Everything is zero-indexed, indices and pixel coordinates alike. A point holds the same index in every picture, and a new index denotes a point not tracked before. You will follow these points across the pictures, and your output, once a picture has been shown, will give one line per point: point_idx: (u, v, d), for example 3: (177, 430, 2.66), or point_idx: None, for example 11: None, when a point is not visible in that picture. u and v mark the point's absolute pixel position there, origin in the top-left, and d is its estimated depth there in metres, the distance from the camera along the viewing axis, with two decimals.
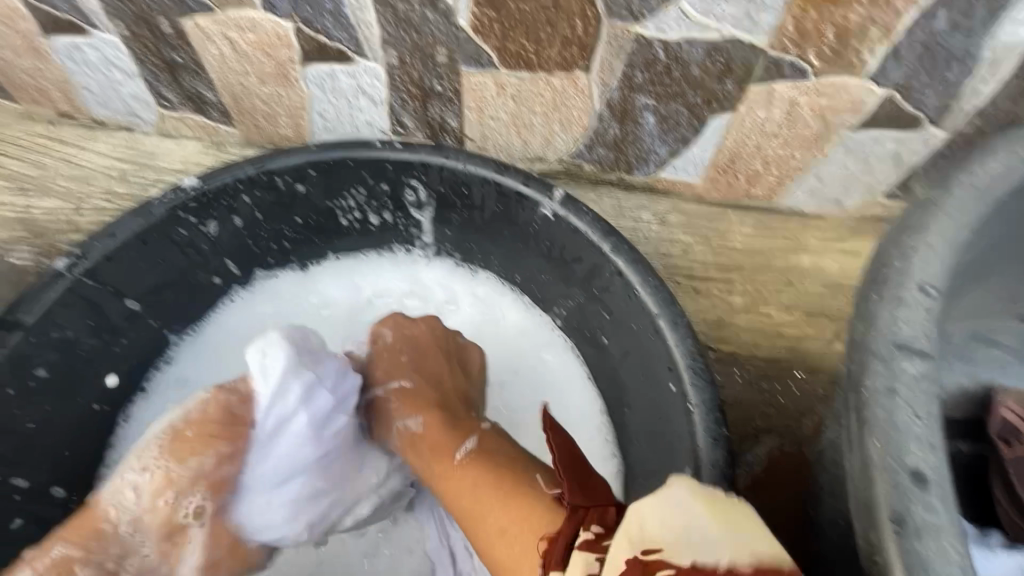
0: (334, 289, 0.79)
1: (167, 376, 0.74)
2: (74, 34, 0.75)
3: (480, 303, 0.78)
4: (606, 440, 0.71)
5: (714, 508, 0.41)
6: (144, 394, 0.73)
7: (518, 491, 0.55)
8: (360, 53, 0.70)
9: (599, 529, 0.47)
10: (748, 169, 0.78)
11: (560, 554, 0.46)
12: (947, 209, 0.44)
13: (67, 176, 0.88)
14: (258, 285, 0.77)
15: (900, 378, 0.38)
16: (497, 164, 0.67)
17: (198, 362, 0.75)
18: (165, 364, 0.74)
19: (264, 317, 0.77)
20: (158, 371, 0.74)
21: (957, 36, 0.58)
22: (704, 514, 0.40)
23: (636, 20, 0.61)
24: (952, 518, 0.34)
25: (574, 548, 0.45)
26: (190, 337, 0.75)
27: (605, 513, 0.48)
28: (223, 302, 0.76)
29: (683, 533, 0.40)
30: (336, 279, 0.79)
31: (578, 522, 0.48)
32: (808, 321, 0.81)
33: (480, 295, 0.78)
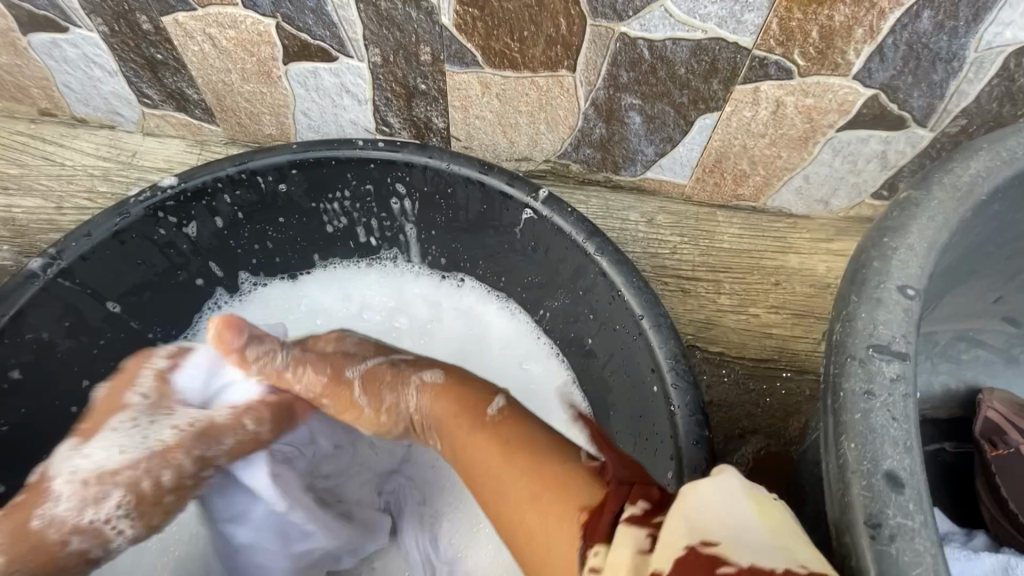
0: (322, 295, 0.79)
1: None
2: (53, 31, 0.74)
3: (468, 304, 0.78)
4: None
5: (766, 512, 0.36)
6: None
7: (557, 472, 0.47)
8: (343, 51, 0.70)
9: (648, 504, 0.40)
10: (735, 169, 0.77)
11: (605, 527, 0.40)
12: (928, 210, 0.43)
13: (48, 175, 0.87)
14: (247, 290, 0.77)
15: (877, 380, 0.37)
16: (481, 164, 0.66)
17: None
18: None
19: (254, 322, 0.77)
20: None
21: (941, 36, 0.58)
22: (751, 512, 0.36)
23: (620, 19, 0.61)
24: (927, 522, 0.34)
25: (620, 522, 0.39)
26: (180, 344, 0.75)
27: (650, 487, 0.41)
28: (208, 306, 0.76)
29: (732, 525, 0.35)
30: (323, 285, 0.79)
31: (624, 496, 0.42)
32: (796, 322, 0.81)
33: (467, 296, 0.78)
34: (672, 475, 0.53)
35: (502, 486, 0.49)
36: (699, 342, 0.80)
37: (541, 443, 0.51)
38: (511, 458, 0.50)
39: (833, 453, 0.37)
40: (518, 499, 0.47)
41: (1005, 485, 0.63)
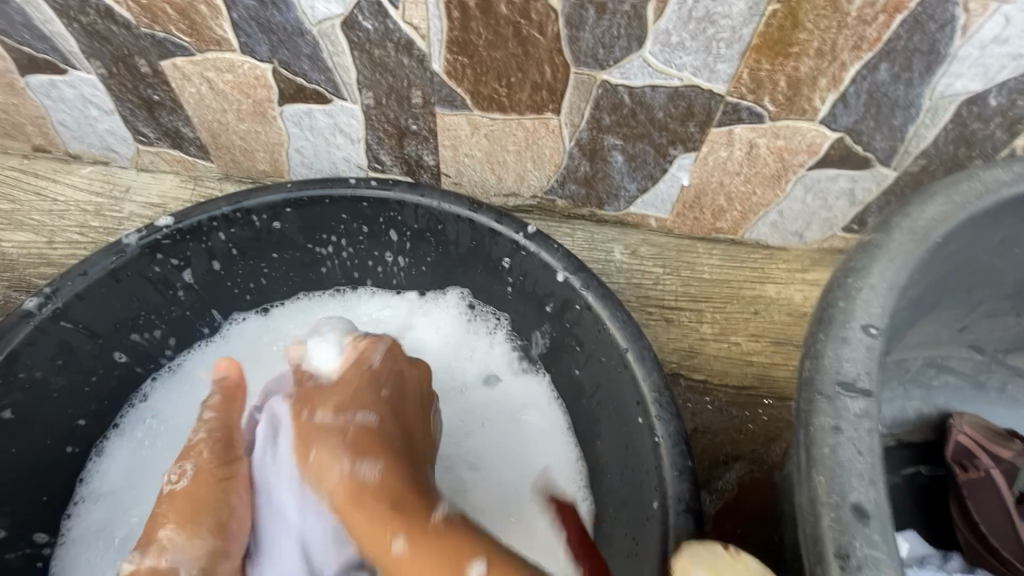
0: (292, 335, 0.78)
1: (141, 412, 0.73)
2: (51, 73, 0.76)
3: (443, 336, 0.78)
4: (578, 485, 0.69)
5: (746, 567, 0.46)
6: (118, 430, 0.71)
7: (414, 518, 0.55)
8: (338, 94, 0.72)
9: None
10: (714, 205, 0.81)
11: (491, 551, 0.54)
12: (889, 253, 0.47)
13: (41, 210, 0.87)
14: (226, 330, 0.77)
15: (844, 416, 0.40)
16: (470, 202, 0.69)
17: (173, 401, 0.73)
18: (137, 402, 0.73)
19: (235, 359, 0.76)
20: (132, 407, 0.72)
21: (898, 86, 0.62)
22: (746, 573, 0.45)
23: (601, 68, 0.65)
24: (892, 552, 0.36)
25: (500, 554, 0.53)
26: (165, 375, 0.74)
27: None
28: (197, 346, 0.76)
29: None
30: (298, 321, 0.79)
31: None
32: (776, 350, 0.83)
33: (444, 327, 0.79)
34: (657, 505, 0.55)
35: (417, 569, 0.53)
36: (682, 369, 0.82)
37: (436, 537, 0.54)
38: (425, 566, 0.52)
39: (806, 486, 0.39)
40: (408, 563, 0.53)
41: (976, 509, 0.65)
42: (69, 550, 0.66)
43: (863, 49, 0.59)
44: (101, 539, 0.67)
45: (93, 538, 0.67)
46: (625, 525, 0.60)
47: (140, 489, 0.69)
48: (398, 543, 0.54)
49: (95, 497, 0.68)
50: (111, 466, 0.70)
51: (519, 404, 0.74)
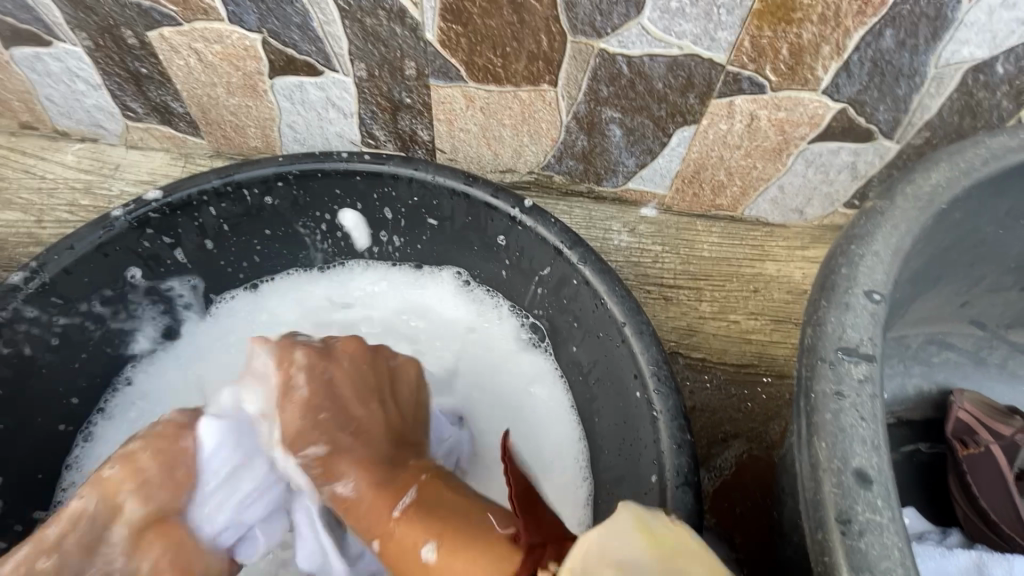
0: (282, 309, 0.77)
1: (127, 396, 0.71)
2: (35, 45, 0.74)
3: (434, 307, 0.77)
4: (579, 464, 0.67)
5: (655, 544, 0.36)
6: (104, 415, 0.70)
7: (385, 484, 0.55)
8: (329, 66, 0.71)
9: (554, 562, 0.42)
10: (713, 180, 0.80)
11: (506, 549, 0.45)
12: (892, 219, 0.46)
13: (29, 188, 0.86)
14: (213, 310, 0.76)
15: (846, 381, 0.39)
16: (465, 175, 0.67)
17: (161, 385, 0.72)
18: (123, 386, 0.72)
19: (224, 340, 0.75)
20: (118, 391, 0.71)
21: (903, 54, 0.61)
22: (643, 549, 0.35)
23: (599, 36, 0.63)
24: (895, 517, 0.35)
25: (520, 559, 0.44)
26: (151, 360, 0.73)
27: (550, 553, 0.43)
28: (185, 329, 0.75)
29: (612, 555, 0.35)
30: (286, 300, 0.77)
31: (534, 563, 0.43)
32: (776, 327, 0.83)
33: (435, 301, 0.78)
34: (655, 479, 0.54)
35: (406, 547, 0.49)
36: (681, 348, 0.82)
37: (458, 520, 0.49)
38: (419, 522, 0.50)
39: (807, 452, 0.38)
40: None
41: (975, 484, 0.65)
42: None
43: (867, 15, 0.57)
44: None
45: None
46: (623, 500, 0.59)
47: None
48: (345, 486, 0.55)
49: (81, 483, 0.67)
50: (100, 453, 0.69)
51: (518, 379, 0.73)
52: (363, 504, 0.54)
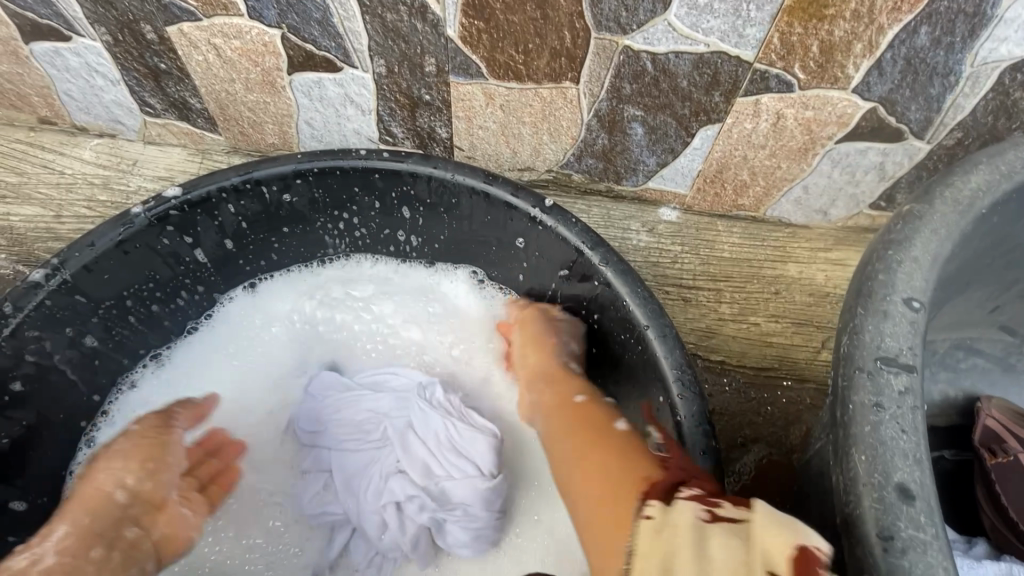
0: (284, 311, 0.77)
1: (130, 400, 0.71)
2: (55, 40, 0.74)
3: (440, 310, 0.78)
4: None
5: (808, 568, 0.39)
6: (105, 418, 0.70)
7: (623, 453, 0.52)
8: (348, 62, 0.70)
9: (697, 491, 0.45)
10: (736, 180, 0.78)
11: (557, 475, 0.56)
12: (930, 224, 0.44)
13: (48, 183, 0.86)
14: (214, 314, 0.76)
15: (886, 392, 0.38)
16: (486, 174, 0.66)
17: (161, 391, 0.73)
18: (126, 388, 0.72)
19: (228, 345, 0.75)
20: (121, 394, 0.71)
21: (938, 52, 0.59)
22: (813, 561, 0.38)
23: (624, 33, 0.62)
24: (938, 534, 0.34)
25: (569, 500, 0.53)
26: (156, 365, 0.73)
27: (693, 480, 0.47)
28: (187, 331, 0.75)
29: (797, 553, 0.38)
30: (292, 301, 0.77)
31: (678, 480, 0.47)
32: (796, 330, 0.81)
33: (445, 303, 0.78)
34: None
35: (588, 475, 0.52)
36: (700, 350, 0.80)
37: (636, 449, 0.52)
38: (598, 457, 0.52)
39: (844, 465, 0.37)
40: (609, 458, 0.52)
41: (1004, 493, 0.63)
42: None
43: (903, 11, 0.56)
44: None
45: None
46: None
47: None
48: (580, 399, 0.62)
49: None
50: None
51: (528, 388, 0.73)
52: (580, 425, 0.58)
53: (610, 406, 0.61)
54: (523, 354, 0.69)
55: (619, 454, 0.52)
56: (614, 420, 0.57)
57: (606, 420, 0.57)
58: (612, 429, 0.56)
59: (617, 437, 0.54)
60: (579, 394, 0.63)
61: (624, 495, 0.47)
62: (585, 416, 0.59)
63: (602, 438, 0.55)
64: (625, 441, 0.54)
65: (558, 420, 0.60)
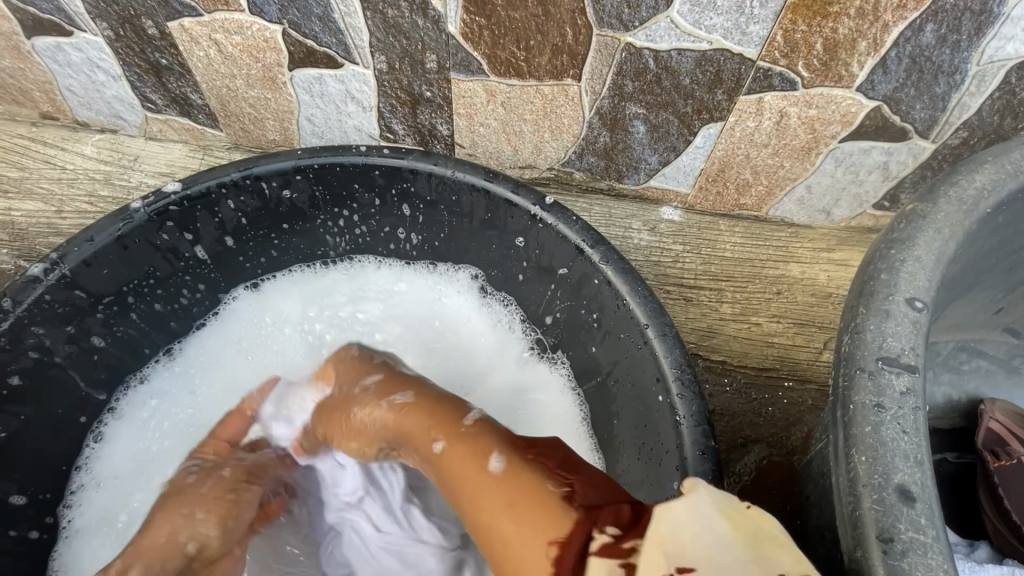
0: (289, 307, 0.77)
1: (141, 394, 0.72)
2: (56, 35, 0.74)
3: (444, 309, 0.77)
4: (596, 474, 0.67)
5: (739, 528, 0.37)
6: (115, 413, 0.71)
7: (515, 508, 0.43)
8: (349, 58, 0.70)
9: (616, 530, 0.39)
10: (739, 179, 0.78)
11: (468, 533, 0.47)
12: (935, 224, 0.44)
13: (50, 178, 0.86)
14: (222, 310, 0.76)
15: (887, 393, 0.37)
16: (486, 171, 0.66)
17: (170, 385, 0.73)
18: (137, 383, 0.72)
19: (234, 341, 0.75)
20: (132, 388, 0.72)
21: (944, 50, 0.58)
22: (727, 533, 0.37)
23: (626, 30, 0.61)
24: (939, 536, 0.33)
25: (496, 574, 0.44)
26: (166, 360, 0.74)
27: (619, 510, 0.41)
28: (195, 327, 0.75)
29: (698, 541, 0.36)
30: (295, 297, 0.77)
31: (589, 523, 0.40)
32: (798, 331, 0.81)
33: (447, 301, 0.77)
34: (678, 485, 0.53)
35: (492, 542, 0.43)
36: (701, 350, 0.80)
37: (527, 486, 0.43)
38: (492, 519, 0.43)
39: (844, 466, 0.37)
40: (500, 525, 0.43)
41: (1008, 497, 0.62)
42: (69, 543, 0.65)
43: (908, 9, 0.55)
44: (102, 531, 0.66)
45: (97, 524, 0.66)
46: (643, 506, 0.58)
47: (140, 474, 0.69)
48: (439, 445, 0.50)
49: (95, 481, 0.68)
50: (114, 449, 0.69)
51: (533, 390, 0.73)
52: (455, 481, 0.47)
53: (478, 430, 0.50)
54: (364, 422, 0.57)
55: (508, 513, 0.43)
56: (488, 452, 0.47)
57: (477, 459, 0.47)
58: (485, 475, 0.45)
59: (497, 485, 0.44)
60: (438, 440, 0.50)
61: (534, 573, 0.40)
62: (455, 464, 0.48)
63: (480, 489, 0.45)
64: (508, 482, 0.44)
65: (443, 480, 0.49)
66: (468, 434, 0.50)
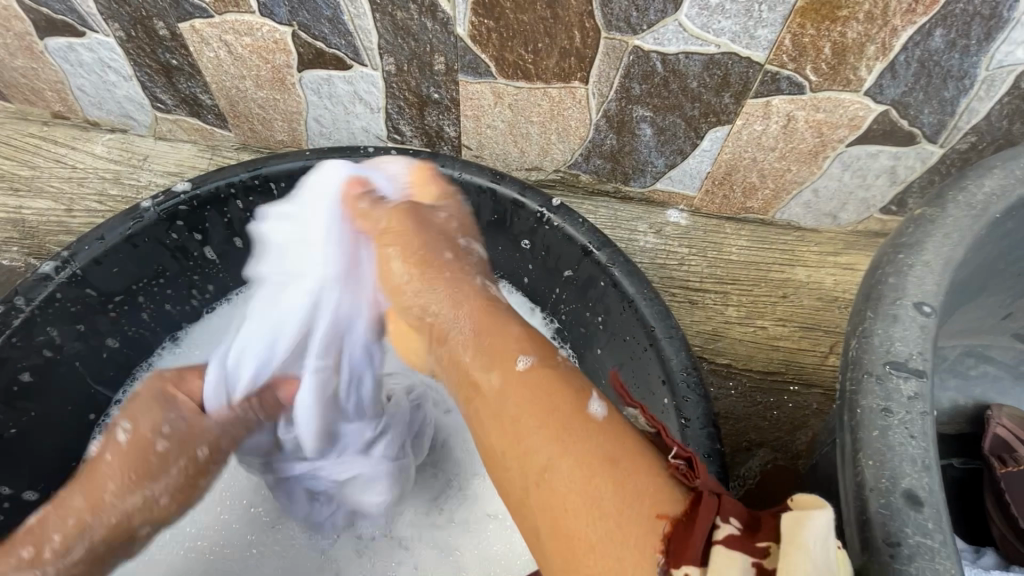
0: None
1: None
2: (69, 35, 0.75)
3: None
4: None
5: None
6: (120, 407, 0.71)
7: (618, 473, 0.42)
8: (358, 60, 0.70)
9: (740, 524, 0.38)
10: (745, 182, 0.78)
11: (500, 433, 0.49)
12: (943, 229, 0.44)
13: (60, 177, 0.87)
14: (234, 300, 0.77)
15: (894, 397, 0.37)
16: (493, 173, 0.66)
17: None
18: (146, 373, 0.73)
19: None
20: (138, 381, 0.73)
21: (953, 55, 0.58)
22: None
23: (634, 33, 0.61)
24: (946, 541, 0.33)
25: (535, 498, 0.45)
26: (174, 350, 0.75)
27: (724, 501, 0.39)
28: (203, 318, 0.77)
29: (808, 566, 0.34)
30: None
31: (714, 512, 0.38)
32: (804, 335, 0.80)
33: None
34: None
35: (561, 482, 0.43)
36: (706, 353, 0.80)
37: (629, 451, 0.43)
38: (592, 480, 0.42)
39: (851, 470, 0.37)
40: (591, 485, 0.42)
41: (1014, 503, 0.62)
42: None
43: (918, 13, 0.55)
44: None
45: None
46: None
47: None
48: (523, 362, 0.50)
49: None
50: None
51: None
52: (535, 414, 0.47)
53: (572, 371, 0.50)
54: (399, 232, 0.64)
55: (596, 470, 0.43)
56: (587, 395, 0.48)
57: (574, 403, 0.47)
58: (588, 419, 0.45)
59: (586, 442, 0.44)
60: (522, 358, 0.51)
61: (635, 548, 0.39)
62: (527, 390, 0.49)
63: (574, 429, 0.45)
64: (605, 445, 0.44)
65: (481, 345, 0.53)
66: (561, 369, 0.50)
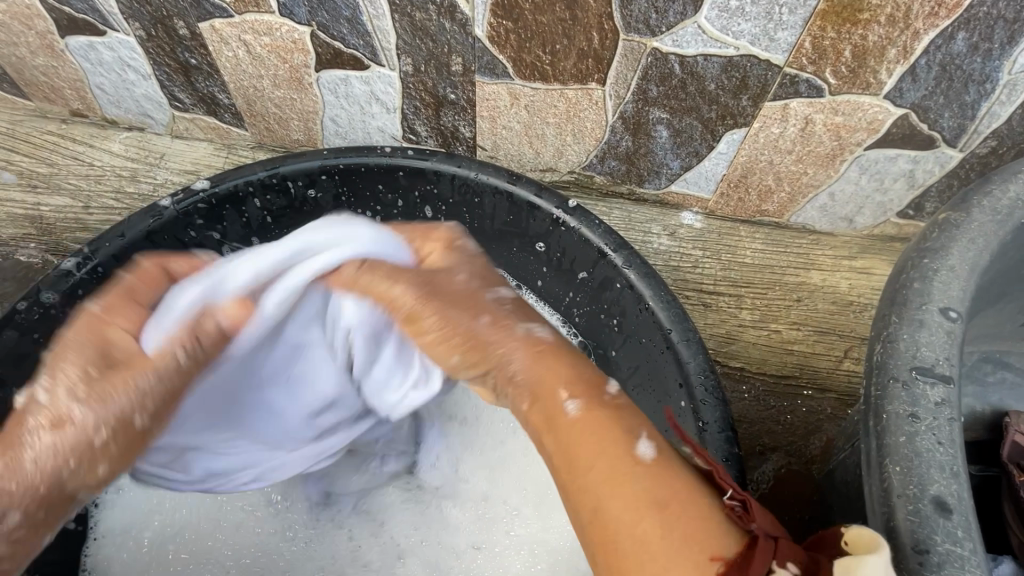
0: None
1: None
2: (90, 34, 0.76)
3: None
4: None
5: None
6: None
7: (669, 509, 0.38)
8: (376, 60, 0.70)
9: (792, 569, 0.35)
10: (761, 185, 0.77)
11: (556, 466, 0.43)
12: (969, 233, 0.43)
13: (78, 175, 0.88)
14: None
15: (921, 403, 0.37)
16: (510, 174, 0.66)
17: None
18: None
19: None
20: None
21: (975, 59, 0.58)
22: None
23: (653, 35, 0.61)
24: (975, 548, 0.33)
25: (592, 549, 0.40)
26: None
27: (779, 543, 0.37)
28: None
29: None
30: None
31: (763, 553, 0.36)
32: (819, 339, 0.80)
33: None
34: None
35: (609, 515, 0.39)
36: (719, 356, 0.80)
37: (675, 488, 0.39)
38: (641, 520, 0.38)
39: (877, 476, 0.37)
40: (642, 529, 0.37)
41: None
42: (99, 545, 0.68)
43: (940, 17, 0.55)
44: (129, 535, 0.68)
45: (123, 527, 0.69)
46: None
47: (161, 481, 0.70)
48: (571, 404, 0.43)
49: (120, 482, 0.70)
50: None
51: None
52: (588, 459, 0.41)
53: (619, 407, 0.44)
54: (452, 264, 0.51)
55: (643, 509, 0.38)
56: (632, 430, 0.42)
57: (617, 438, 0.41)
58: (634, 461, 0.40)
59: (627, 484, 0.39)
60: (571, 397, 0.43)
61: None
62: (576, 431, 0.42)
63: (623, 475, 0.39)
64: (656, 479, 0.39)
65: (523, 387, 0.45)
66: (605, 407, 0.43)
